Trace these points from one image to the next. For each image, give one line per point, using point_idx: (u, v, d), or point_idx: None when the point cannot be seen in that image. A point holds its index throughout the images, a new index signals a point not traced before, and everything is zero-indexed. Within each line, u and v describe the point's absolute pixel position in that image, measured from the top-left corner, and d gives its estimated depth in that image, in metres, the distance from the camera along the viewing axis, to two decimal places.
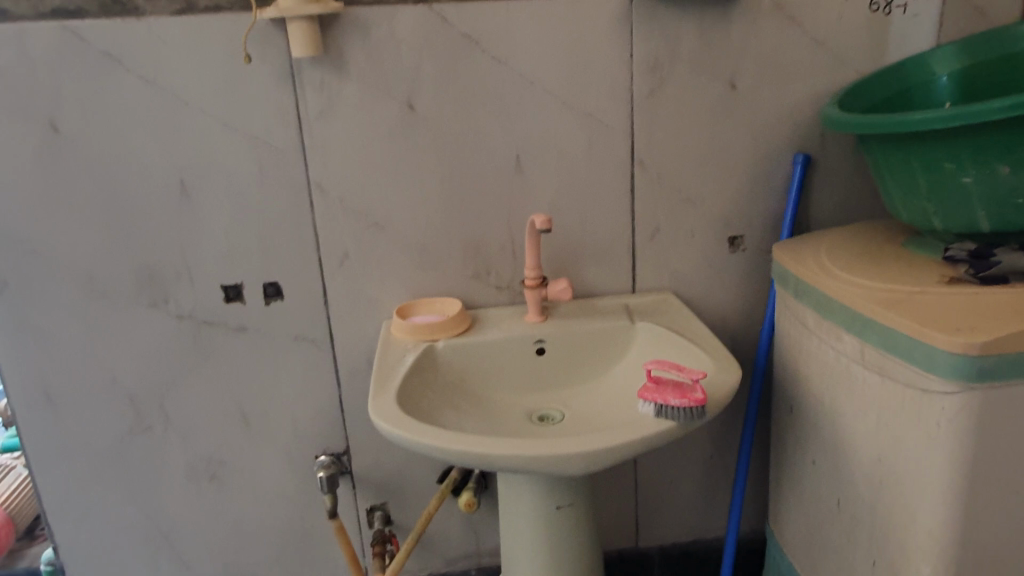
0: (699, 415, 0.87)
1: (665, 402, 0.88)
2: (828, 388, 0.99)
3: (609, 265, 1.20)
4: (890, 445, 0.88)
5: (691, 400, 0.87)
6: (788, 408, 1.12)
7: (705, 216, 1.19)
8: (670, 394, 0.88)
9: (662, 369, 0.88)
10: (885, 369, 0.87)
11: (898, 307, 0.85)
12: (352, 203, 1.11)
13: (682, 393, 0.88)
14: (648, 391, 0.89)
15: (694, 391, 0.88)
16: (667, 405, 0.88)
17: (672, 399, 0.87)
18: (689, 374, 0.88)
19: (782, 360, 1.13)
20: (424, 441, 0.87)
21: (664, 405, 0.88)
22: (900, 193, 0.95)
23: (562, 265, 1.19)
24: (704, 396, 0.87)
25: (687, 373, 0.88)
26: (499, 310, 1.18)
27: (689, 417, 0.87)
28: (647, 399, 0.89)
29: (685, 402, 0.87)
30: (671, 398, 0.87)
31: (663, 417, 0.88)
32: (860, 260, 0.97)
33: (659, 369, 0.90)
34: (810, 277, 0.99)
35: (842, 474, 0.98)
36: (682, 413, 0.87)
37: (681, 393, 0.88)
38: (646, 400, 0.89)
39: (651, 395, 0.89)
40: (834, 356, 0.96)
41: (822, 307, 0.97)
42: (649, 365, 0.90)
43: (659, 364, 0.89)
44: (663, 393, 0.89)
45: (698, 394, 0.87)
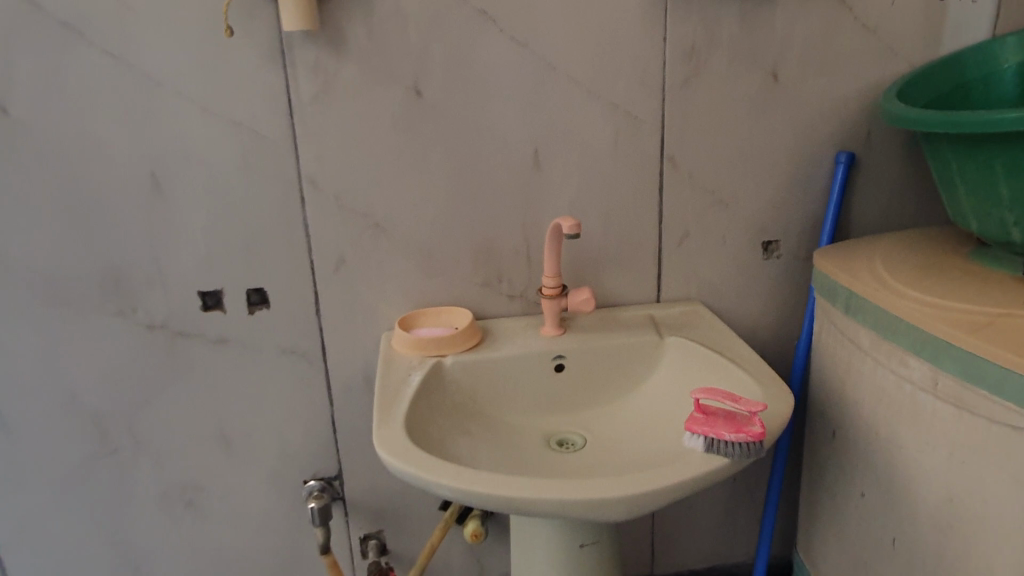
0: (758, 452, 0.76)
1: (715, 436, 0.77)
2: (885, 415, 0.89)
3: (632, 272, 1.08)
4: (965, 485, 0.78)
5: (748, 435, 0.76)
6: (829, 433, 1.03)
7: (739, 219, 1.08)
8: (723, 428, 0.77)
9: (711, 398, 0.78)
10: (963, 401, 0.77)
11: (981, 331, 0.75)
12: (349, 200, 0.99)
13: (737, 427, 0.77)
14: (696, 423, 0.78)
15: (749, 424, 0.77)
16: (719, 440, 0.77)
17: (724, 433, 0.76)
18: (741, 404, 0.77)
19: (823, 380, 1.03)
20: (442, 481, 0.76)
21: (714, 440, 0.77)
22: (972, 201, 0.85)
23: (582, 271, 1.07)
24: (763, 431, 0.76)
25: (739, 404, 0.77)
26: (511, 321, 1.07)
27: (744, 454, 0.76)
28: (693, 432, 0.79)
29: (740, 438, 0.76)
30: (723, 432, 0.77)
31: (714, 454, 0.77)
32: (923, 274, 0.87)
33: (708, 399, 0.80)
34: (866, 291, 0.89)
35: (899, 511, 0.89)
36: (736, 449, 0.76)
37: (735, 426, 0.77)
38: (694, 432, 0.78)
39: (698, 428, 0.78)
40: (895, 381, 0.86)
41: (882, 327, 0.87)
42: (698, 393, 0.79)
43: (708, 393, 0.78)
44: (715, 426, 0.78)
45: (755, 428, 0.76)
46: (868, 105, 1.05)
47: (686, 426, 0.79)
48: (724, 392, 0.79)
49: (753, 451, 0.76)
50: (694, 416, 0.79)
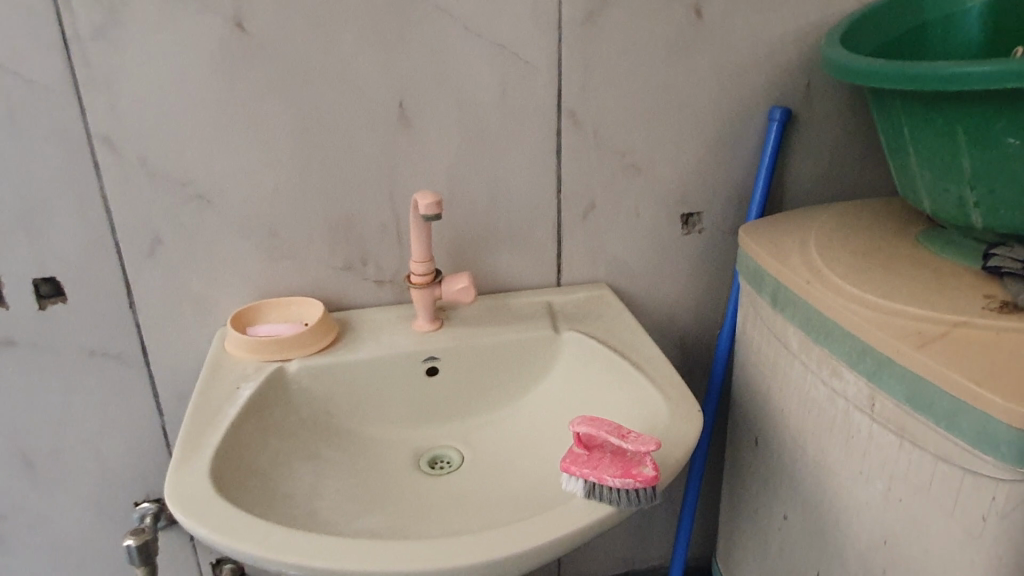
0: (650, 501, 0.60)
1: (597, 480, 0.60)
2: (812, 432, 0.74)
3: (526, 251, 0.90)
4: (902, 529, 0.64)
5: (637, 483, 0.59)
6: (751, 441, 0.88)
7: (654, 187, 0.90)
8: (607, 470, 0.60)
9: (595, 432, 0.61)
10: (904, 430, 0.61)
11: (932, 347, 0.59)
12: (159, 166, 0.78)
13: (625, 469, 0.60)
14: (576, 463, 0.61)
15: (640, 468, 0.60)
16: (602, 485, 0.60)
17: (609, 476, 0.60)
18: (632, 445, 0.60)
19: (745, 380, 0.87)
20: (242, 548, 0.58)
21: (598, 485, 0.60)
22: (927, 174, 0.69)
23: (465, 251, 0.89)
24: (657, 475, 0.59)
25: (629, 443, 0.60)
26: (379, 312, 0.88)
27: (631, 502, 0.60)
28: (571, 474, 0.62)
29: (627, 484, 0.59)
30: (607, 475, 0.60)
31: (595, 501, 0.60)
32: (864, 263, 0.71)
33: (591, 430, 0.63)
34: (795, 283, 0.72)
35: (823, 543, 0.75)
36: (622, 497, 0.60)
37: (623, 469, 0.60)
38: (573, 474, 0.61)
39: (577, 468, 0.61)
40: (826, 395, 0.71)
41: (812, 328, 0.70)
42: (576, 424, 0.62)
43: (591, 425, 0.62)
44: (598, 466, 0.61)
45: (648, 471, 0.60)
46: (809, 50, 0.87)
47: (563, 466, 0.62)
48: (611, 423, 0.62)
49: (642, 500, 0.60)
50: (575, 454, 0.63)
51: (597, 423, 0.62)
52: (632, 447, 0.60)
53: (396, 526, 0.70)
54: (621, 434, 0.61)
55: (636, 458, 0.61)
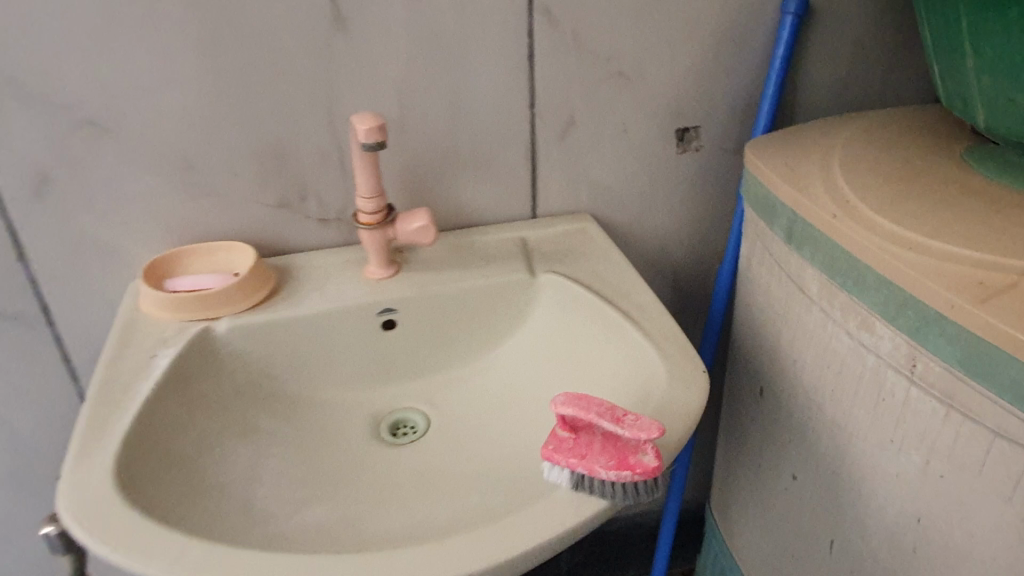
0: (652, 494, 0.50)
1: (586, 471, 0.50)
2: (832, 390, 0.64)
3: (496, 179, 0.76)
4: (941, 507, 0.55)
5: (633, 477, 0.49)
6: (754, 391, 0.78)
7: (646, 99, 0.76)
8: (599, 460, 0.49)
9: (585, 416, 0.49)
10: (953, 399, 0.51)
11: (997, 302, 0.47)
12: (34, 86, 0.62)
13: (619, 458, 0.50)
14: (561, 450, 0.50)
15: (636, 457, 0.49)
16: (592, 477, 0.50)
17: (600, 467, 0.49)
18: (627, 431, 0.49)
19: (749, 323, 0.77)
20: (149, 572, 0.47)
21: (587, 477, 0.50)
22: (985, 81, 0.55)
23: (422, 181, 0.75)
24: (660, 465, 0.49)
25: (623, 430, 0.49)
26: (323, 256, 0.75)
27: (628, 498, 0.50)
28: (554, 463, 0.51)
29: (620, 479, 0.49)
30: (598, 466, 0.49)
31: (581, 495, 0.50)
32: (903, 191, 0.59)
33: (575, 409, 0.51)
34: (819, 217, 0.60)
35: (840, 511, 0.66)
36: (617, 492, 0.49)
37: (616, 460, 0.49)
38: (557, 464, 0.51)
39: (561, 457, 0.50)
40: (852, 349, 0.60)
41: (839, 272, 0.59)
42: (559, 405, 0.50)
43: (578, 407, 0.50)
44: (587, 454, 0.50)
45: (649, 461, 0.49)
46: None
47: (544, 453, 0.51)
48: (601, 403, 0.51)
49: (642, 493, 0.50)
50: (558, 439, 0.52)
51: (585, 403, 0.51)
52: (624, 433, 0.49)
53: (352, 516, 0.60)
54: (614, 419, 0.49)
55: (632, 444, 0.51)
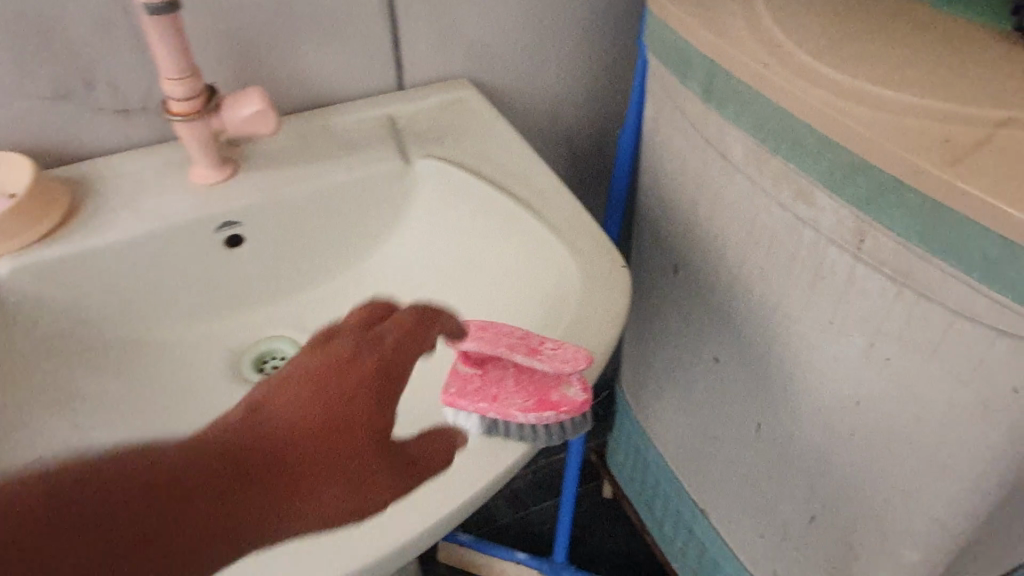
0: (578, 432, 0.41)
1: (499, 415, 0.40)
2: (760, 269, 0.56)
3: (346, 43, 0.60)
4: (885, 390, 0.50)
5: (559, 417, 0.40)
6: (664, 270, 0.70)
7: None
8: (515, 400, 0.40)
9: (494, 351, 0.40)
10: (908, 276, 0.44)
11: (968, 163, 0.40)
12: None
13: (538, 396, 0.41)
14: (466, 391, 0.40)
15: (559, 392, 0.41)
16: (508, 421, 0.40)
17: (517, 407, 0.40)
18: (547, 364, 0.40)
19: (657, 196, 0.67)
20: None
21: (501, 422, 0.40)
22: None
23: (250, 53, 0.58)
24: (587, 399, 0.41)
25: (542, 362, 0.40)
26: (134, 160, 0.58)
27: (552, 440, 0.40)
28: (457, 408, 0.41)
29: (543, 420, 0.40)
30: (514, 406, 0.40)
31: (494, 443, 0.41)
32: (842, 33, 0.49)
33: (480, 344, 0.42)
34: (745, 68, 0.49)
35: (769, 394, 0.62)
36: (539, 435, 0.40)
37: (537, 399, 0.40)
38: (462, 410, 0.41)
39: (468, 399, 0.40)
40: (785, 223, 0.52)
41: (771, 135, 0.49)
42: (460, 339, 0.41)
43: (484, 337, 0.40)
44: (499, 395, 0.40)
45: (574, 396, 0.40)
46: None
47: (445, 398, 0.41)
48: (512, 331, 0.41)
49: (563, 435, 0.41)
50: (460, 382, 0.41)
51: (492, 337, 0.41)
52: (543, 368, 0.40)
53: None
54: (530, 350, 0.41)
55: (551, 377, 0.42)
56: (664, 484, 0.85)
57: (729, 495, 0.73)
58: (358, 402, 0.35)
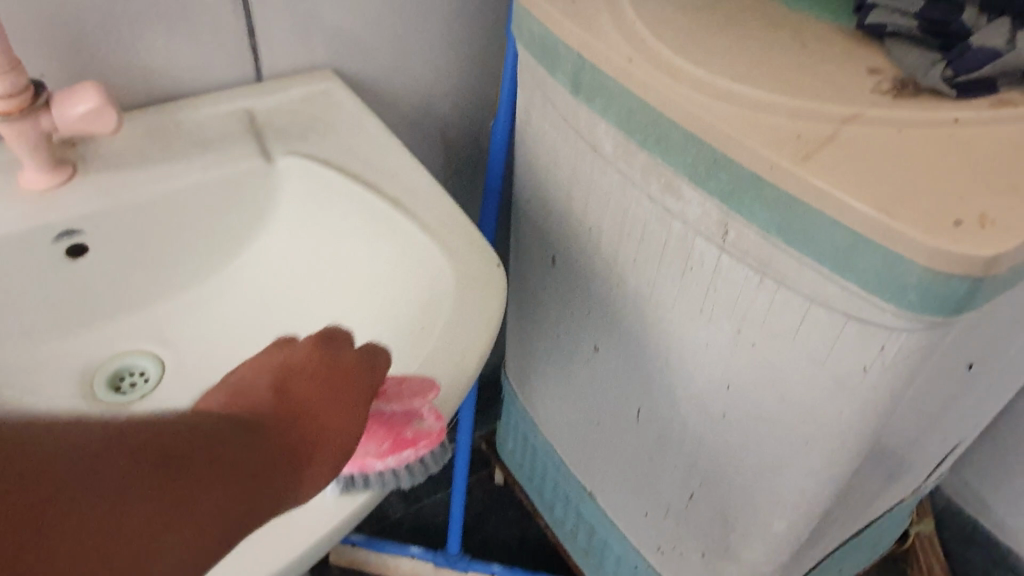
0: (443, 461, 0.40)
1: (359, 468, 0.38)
2: (634, 260, 0.57)
3: (194, 32, 0.56)
4: (752, 373, 0.52)
5: (417, 452, 0.38)
6: (543, 260, 0.70)
7: None
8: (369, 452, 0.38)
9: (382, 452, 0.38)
10: (768, 265, 0.46)
11: (818, 158, 0.41)
12: None
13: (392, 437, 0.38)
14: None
15: (411, 427, 0.38)
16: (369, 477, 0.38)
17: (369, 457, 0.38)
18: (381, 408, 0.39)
19: (533, 187, 0.67)
20: None
21: (359, 475, 0.38)
22: None
23: (82, 43, 0.52)
24: (443, 427, 0.39)
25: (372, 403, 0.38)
26: None
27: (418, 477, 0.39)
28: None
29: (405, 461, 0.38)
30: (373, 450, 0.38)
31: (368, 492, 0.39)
32: (702, 29, 0.50)
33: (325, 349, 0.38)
34: (611, 62, 0.49)
35: (647, 380, 0.63)
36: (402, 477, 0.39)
37: (390, 440, 0.38)
38: None
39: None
40: (655, 216, 0.53)
41: (638, 129, 0.49)
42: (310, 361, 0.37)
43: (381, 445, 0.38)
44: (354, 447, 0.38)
45: (427, 429, 0.38)
46: None
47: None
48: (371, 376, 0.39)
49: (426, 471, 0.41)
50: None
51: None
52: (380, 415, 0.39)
53: None
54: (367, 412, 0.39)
55: (401, 411, 0.39)
56: (551, 469, 0.86)
57: (614, 476, 0.75)
58: (331, 420, 0.35)
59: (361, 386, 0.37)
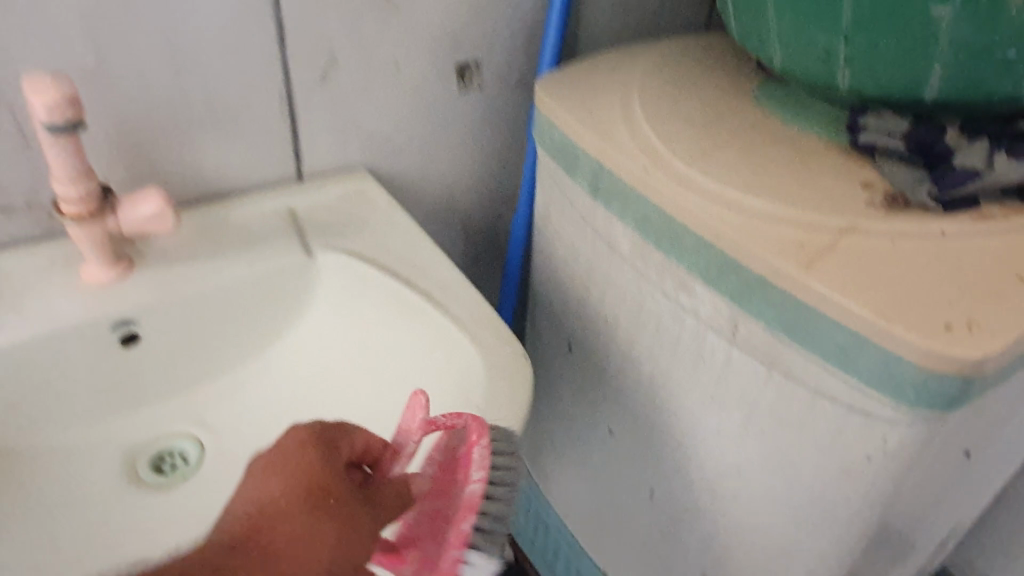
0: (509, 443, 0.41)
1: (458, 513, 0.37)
2: (648, 349, 0.61)
3: (245, 139, 0.61)
4: (762, 459, 0.55)
5: (480, 441, 0.39)
6: (559, 344, 0.74)
7: (418, 31, 0.63)
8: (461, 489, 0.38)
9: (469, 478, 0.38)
10: (775, 360, 0.50)
11: (820, 266, 0.46)
12: None
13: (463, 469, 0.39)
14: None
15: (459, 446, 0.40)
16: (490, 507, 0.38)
17: (460, 491, 0.38)
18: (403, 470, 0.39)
19: (550, 277, 0.72)
20: None
21: (483, 517, 0.37)
22: (788, 19, 0.51)
23: (145, 150, 0.57)
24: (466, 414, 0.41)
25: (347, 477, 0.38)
26: (18, 261, 0.56)
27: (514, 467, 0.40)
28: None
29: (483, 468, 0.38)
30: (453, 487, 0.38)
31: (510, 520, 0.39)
32: (710, 143, 0.55)
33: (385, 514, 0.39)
34: (627, 171, 0.54)
35: (660, 462, 0.66)
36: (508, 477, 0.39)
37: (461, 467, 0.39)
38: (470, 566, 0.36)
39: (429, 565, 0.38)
40: (668, 310, 0.57)
41: (653, 232, 0.54)
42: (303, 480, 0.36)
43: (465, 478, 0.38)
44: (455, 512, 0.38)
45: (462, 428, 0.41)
46: None
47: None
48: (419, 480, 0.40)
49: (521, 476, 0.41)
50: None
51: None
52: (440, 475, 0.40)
53: None
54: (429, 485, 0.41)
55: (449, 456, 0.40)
56: (564, 546, 0.88)
57: (627, 555, 0.76)
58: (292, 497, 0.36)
59: (307, 461, 0.37)
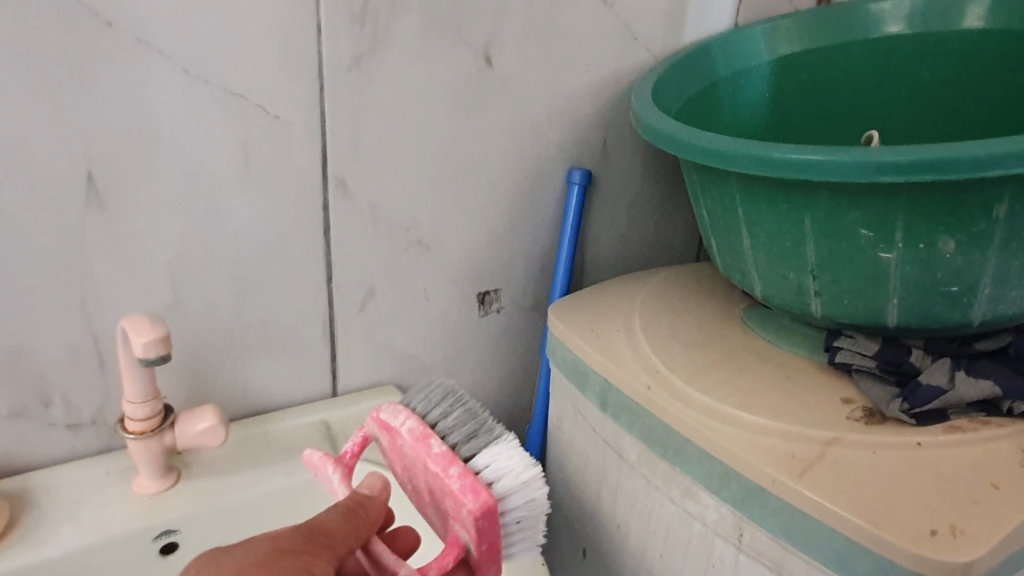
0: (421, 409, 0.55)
1: (411, 440, 0.52)
2: (660, 556, 0.63)
3: (290, 360, 0.69)
4: None
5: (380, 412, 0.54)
6: (574, 551, 0.76)
7: (446, 266, 0.73)
8: (413, 443, 0.52)
9: (404, 437, 0.52)
10: (781, 566, 0.53)
11: (812, 475, 0.50)
12: None
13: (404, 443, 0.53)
14: (458, 522, 0.49)
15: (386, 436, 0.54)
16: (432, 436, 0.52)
17: (408, 440, 0.52)
18: (340, 486, 0.53)
19: (564, 484, 0.75)
20: None
21: (434, 441, 0.51)
22: (761, 260, 0.60)
23: (203, 370, 0.65)
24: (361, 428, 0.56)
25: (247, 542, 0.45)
26: (75, 471, 0.61)
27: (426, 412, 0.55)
28: (470, 481, 0.48)
29: (389, 406, 0.54)
30: (400, 445, 0.53)
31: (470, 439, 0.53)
32: (706, 363, 0.62)
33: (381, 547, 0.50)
34: (632, 388, 0.61)
35: None
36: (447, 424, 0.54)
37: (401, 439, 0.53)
38: (456, 471, 0.49)
39: (451, 499, 0.48)
40: (677, 517, 0.60)
41: (658, 442, 0.59)
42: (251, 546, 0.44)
43: (407, 439, 0.52)
44: (426, 461, 0.51)
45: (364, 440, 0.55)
46: (613, 106, 0.76)
47: (479, 504, 0.47)
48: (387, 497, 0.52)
49: (433, 388, 0.57)
50: (493, 533, 0.48)
51: (540, 533, 0.54)
52: (406, 470, 0.54)
53: None
54: (415, 489, 0.54)
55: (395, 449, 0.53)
56: None
57: None
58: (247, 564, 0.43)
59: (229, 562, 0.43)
